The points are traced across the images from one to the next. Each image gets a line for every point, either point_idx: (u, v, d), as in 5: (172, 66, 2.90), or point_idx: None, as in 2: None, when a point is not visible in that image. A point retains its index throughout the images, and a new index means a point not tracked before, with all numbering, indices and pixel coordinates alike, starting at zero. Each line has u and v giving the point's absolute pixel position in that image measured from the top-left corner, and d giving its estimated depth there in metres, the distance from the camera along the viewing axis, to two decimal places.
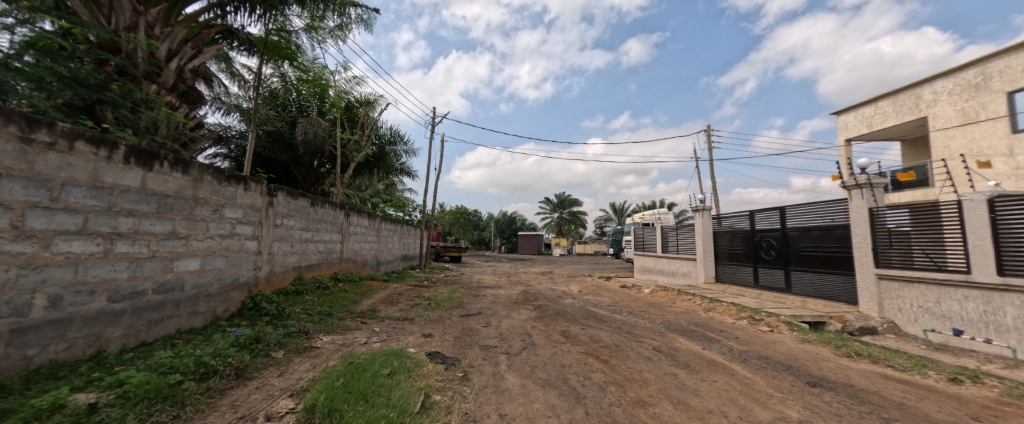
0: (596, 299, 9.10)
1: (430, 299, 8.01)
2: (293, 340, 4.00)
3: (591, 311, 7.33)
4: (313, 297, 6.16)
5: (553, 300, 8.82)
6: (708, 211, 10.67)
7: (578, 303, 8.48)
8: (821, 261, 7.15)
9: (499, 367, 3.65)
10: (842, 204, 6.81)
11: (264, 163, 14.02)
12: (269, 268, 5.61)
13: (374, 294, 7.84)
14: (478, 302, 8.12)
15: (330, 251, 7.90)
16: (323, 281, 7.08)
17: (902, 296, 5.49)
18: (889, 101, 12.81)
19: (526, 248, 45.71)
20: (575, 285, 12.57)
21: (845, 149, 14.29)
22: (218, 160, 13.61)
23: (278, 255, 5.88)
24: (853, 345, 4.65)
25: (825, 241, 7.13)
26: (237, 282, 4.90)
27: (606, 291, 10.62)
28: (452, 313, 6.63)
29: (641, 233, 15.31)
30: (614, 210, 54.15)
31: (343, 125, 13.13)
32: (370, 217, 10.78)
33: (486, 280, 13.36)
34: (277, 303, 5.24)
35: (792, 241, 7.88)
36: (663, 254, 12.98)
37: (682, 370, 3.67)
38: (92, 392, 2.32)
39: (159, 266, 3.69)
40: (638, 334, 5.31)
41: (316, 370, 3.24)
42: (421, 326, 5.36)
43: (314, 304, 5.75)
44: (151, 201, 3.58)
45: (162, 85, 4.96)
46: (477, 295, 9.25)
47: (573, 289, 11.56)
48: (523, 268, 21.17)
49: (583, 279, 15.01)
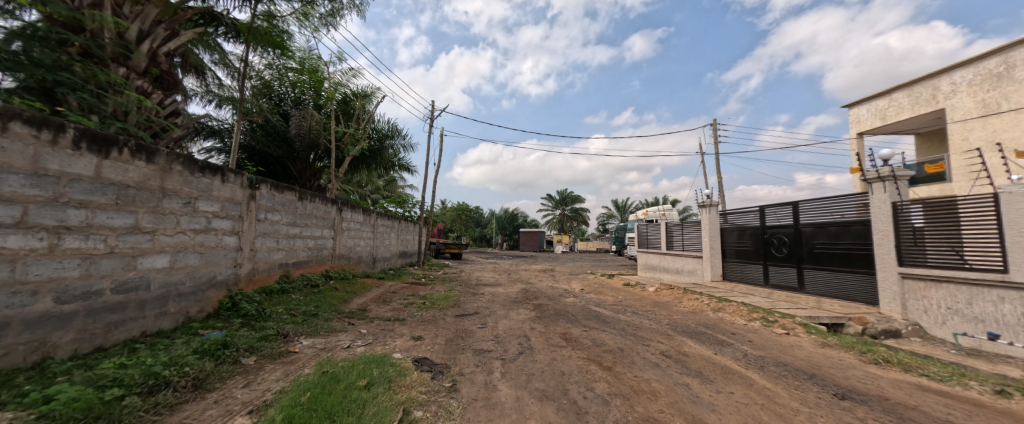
0: (599, 298, 8.74)
1: (425, 297, 7.69)
2: (268, 344, 3.66)
3: (594, 311, 6.98)
4: (300, 296, 5.85)
5: (553, 299, 8.48)
6: (715, 207, 10.28)
7: (580, 302, 8.13)
8: (837, 258, 6.76)
9: (493, 375, 3.31)
10: (858, 199, 6.45)
11: (258, 158, 13.77)
12: (251, 265, 5.28)
13: (367, 292, 7.50)
14: (476, 301, 7.79)
15: (321, 247, 7.59)
16: (312, 279, 6.75)
17: (928, 297, 5.10)
18: (904, 93, 12.31)
19: (527, 245, 45.42)
20: (577, 283, 12.23)
21: (857, 143, 13.82)
22: (213, 154, 13.39)
23: (262, 252, 5.55)
24: (878, 350, 4.28)
25: (841, 238, 6.73)
26: (215, 280, 4.58)
27: (609, 289, 10.26)
28: (447, 313, 6.30)
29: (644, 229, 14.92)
30: (616, 207, 53.70)
31: (338, 117, 12.74)
32: (365, 213, 10.41)
33: (486, 278, 13.04)
34: (258, 303, 4.91)
35: (806, 238, 7.48)
36: (667, 252, 12.60)
37: (694, 380, 3.32)
38: (12, 411, 1.99)
39: (119, 263, 3.36)
40: (644, 337, 4.95)
41: (286, 380, 2.90)
42: (412, 328, 5.03)
43: (300, 303, 5.42)
44: (108, 192, 3.25)
45: (132, 69, 4.63)
46: (475, 293, 8.92)
47: (575, 287, 11.21)
48: (524, 265, 20.86)
49: (585, 276, 14.66)
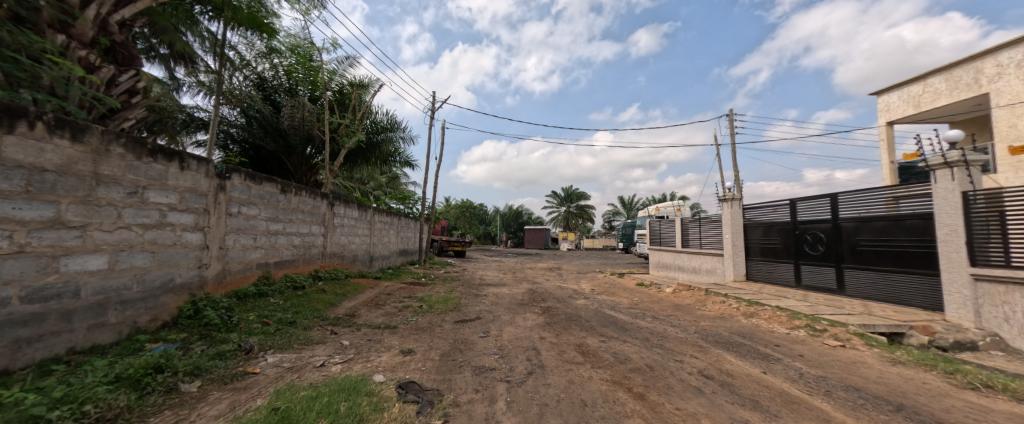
0: (612, 300, 8.02)
1: (422, 300, 7.01)
2: (222, 363, 2.99)
3: (609, 316, 6.26)
4: (279, 300, 5.20)
5: (563, 301, 7.78)
6: (738, 200, 9.47)
7: (593, 305, 7.42)
8: (888, 257, 5.95)
9: (495, 406, 2.62)
10: (886, 193, 5.99)
11: (253, 152, 13.23)
12: (221, 265, 4.64)
13: (359, 294, 6.83)
14: (478, 304, 7.09)
15: (309, 245, 6.94)
16: (297, 280, 6.09)
17: (1011, 303, 4.30)
18: (942, 77, 11.34)
19: (532, 243, 44.77)
20: (587, 283, 11.50)
21: (885, 131, 13.01)
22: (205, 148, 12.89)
23: (235, 251, 4.91)
24: (966, 369, 3.51)
25: (891, 234, 5.94)
26: (172, 284, 3.93)
27: (622, 290, 9.52)
28: (446, 319, 5.61)
29: (657, 226, 14.14)
30: (623, 203, 52.77)
31: (333, 108, 12.08)
32: (361, 209, 9.76)
33: (490, 277, 12.35)
34: (225, 309, 4.25)
35: (847, 234, 6.68)
36: (683, 249, 11.82)
37: (753, 415, 2.58)
38: None
39: (32, 265, 2.70)
40: (673, 349, 4.22)
41: (227, 418, 2.23)
42: (403, 338, 4.34)
43: (276, 309, 4.76)
44: (14, 176, 2.59)
45: (76, 38, 3.94)
46: (477, 295, 8.23)
47: (585, 287, 10.49)
48: (530, 263, 20.17)
49: (594, 276, 13.92)
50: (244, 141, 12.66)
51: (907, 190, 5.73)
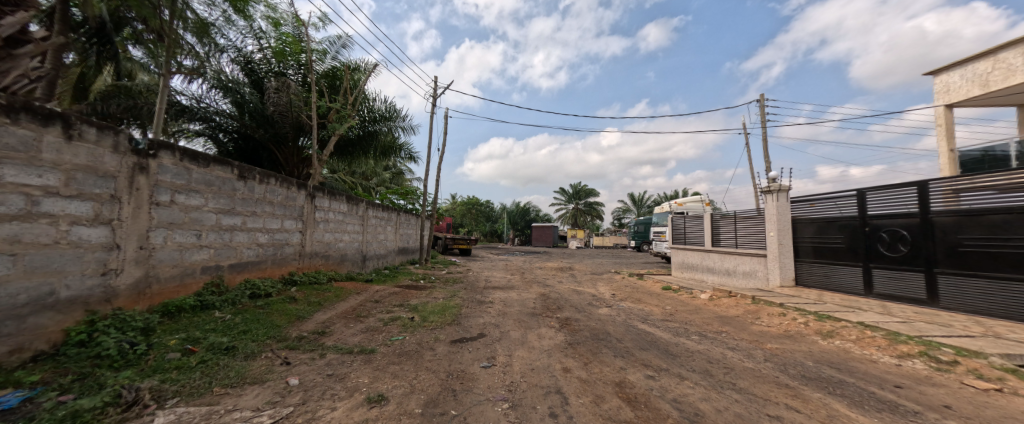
0: (641, 309, 6.81)
1: (416, 309, 5.88)
2: None
3: (644, 332, 5.05)
4: (228, 314, 4.08)
5: (583, 310, 6.59)
6: (786, 192, 8.11)
7: (619, 316, 6.21)
8: (1010, 262, 4.65)
9: None
10: (942, 185, 5.33)
11: (240, 143, 12.23)
12: (143, 271, 3.53)
13: (340, 303, 5.72)
14: (481, 314, 5.95)
15: (281, 244, 5.83)
16: (259, 288, 4.97)
17: None
18: (1017, 51, 9.79)
19: (540, 241, 43.63)
20: (605, 286, 10.28)
21: (941, 113, 11.74)
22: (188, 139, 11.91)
23: (167, 252, 3.80)
24: None
25: (1010, 232, 4.65)
26: (54, 300, 2.81)
27: (648, 296, 8.29)
28: (440, 337, 4.47)
29: (680, 223, 12.84)
30: (634, 200, 51.22)
31: (322, 91, 10.96)
32: (351, 202, 8.64)
33: (496, 279, 11.22)
34: (137, 332, 3.13)
35: (939, 231, 5.38)
36: (714, 249, 10.53)
37: None
38: None
39: None
40: (753, 392, 3.00)
41: None
42: (377, 373, 3.17)
43: (217, 329, 3.63)
44: None
45: None
46: (482, 302, 7.07)
47: (604, 291, 9.26)
48: (539, 263, 18.99)
49: (611, 277, 12.68)
50: (230, 130, 11.67)
51: (968, 182, 5.08)
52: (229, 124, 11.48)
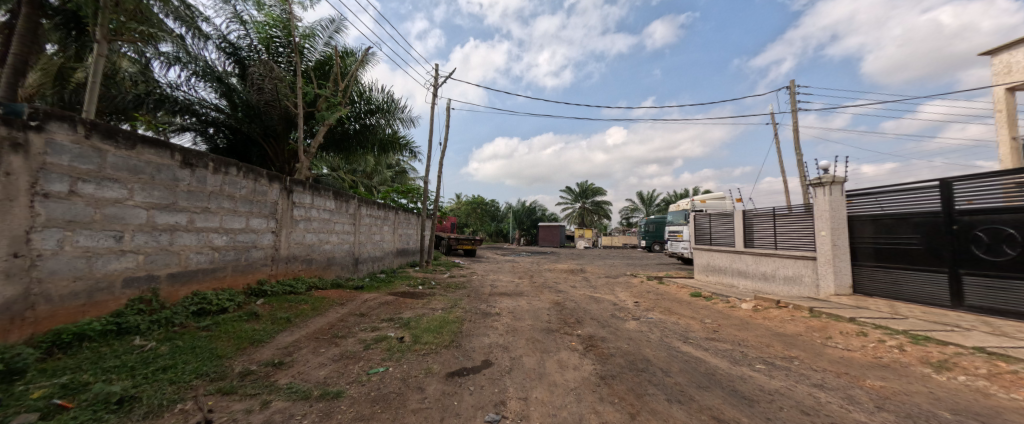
0: (675, 323, 5.76)
1: (408, 325, 4.89)
2: None
3: (691, 357, 4.02)
4: (153, 341, 3.08)
5: (607, 325, 5.55)
6: (840, 185, 7.01)
7: (651, 332, 5.18)
8: None
9: None
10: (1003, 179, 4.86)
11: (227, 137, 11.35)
12: (17, 287, 2.54)
13: (318, 318, 4.75)
14: (487, 331, 4.94)
15: (246, 247, 4.84)
16: (213, 302, 4.01)
17: None
18: None
19: (547, 241, 42.57)
20: (625, 292, 9.22)
21: (998, 94, 10.22)
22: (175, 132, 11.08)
23: (63, 260, 2.81)
24: None
25: None
26: None
27: (678, 305, 7.24)
28: (434, 367, 3.47)
29: (705, 221, 11.74)
30: (642, 199, 49.87)
31: (311, 77, 9.96)
32: (341, 199, 7.69)
33: (504, 284, 10.20)
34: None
35: None
36: (747, 251, 9.44)
37: None
38: None
39: None
40: None
41: None
42: None
43: (123, 368, 2.64)
44: None
45: None
46: (487, 314, 6.06)
47: (625, 299, 8.22)
48: (548, 264, 17.94)
49: (629, 281, 11.60)
50: (215, 123, 10.76)
51: None
52: (214, 117, 10.60)
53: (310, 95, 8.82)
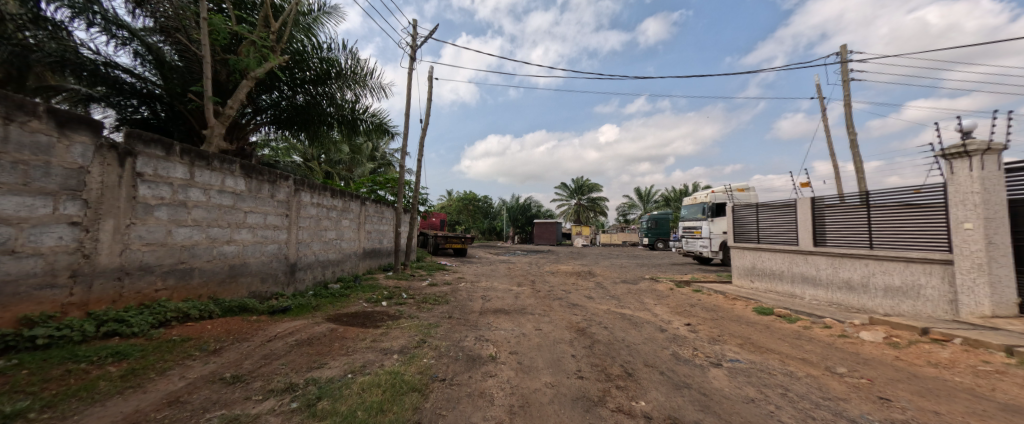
0: (792, 375, 3.45)
1: (324, 404, 2.47)
2: None
3: None
4: None
5: (682, 384, 3.20)
6: (994, 154, 4.83)
7: (773, 403, 2.88)
8: None
9: None
10: None
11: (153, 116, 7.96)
12: None
13: (129, 397, 2.29)
14: (475, 415, 2.52)
15: None
16: None
17: None
18: None
19: (542, 238, 40.45)
20: (662, 307, 6.92)
21: None
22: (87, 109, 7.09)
23: None
24: None
25: None
26: None
27: (756, 332, 4.98)
28: None
29: (749, 213, 9.48)
30: (641, 195, 47.83)
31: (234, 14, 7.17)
32: (258, 177, 5.10)
33: (499, 296, 7.82)
34: None
35: None
36: (820, 251, 7.24)
37: None
38: None
39: None
40: None
41: None
42: None
43: None
44: None
45: None
46: (477, 359, 3.65)
47: (668, 319, 5.93)
48: (549, 266, 15.65)
49: (655, 289, 9.35)
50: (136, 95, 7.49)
51: None
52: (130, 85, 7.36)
53: (225, 35, 5.96)
